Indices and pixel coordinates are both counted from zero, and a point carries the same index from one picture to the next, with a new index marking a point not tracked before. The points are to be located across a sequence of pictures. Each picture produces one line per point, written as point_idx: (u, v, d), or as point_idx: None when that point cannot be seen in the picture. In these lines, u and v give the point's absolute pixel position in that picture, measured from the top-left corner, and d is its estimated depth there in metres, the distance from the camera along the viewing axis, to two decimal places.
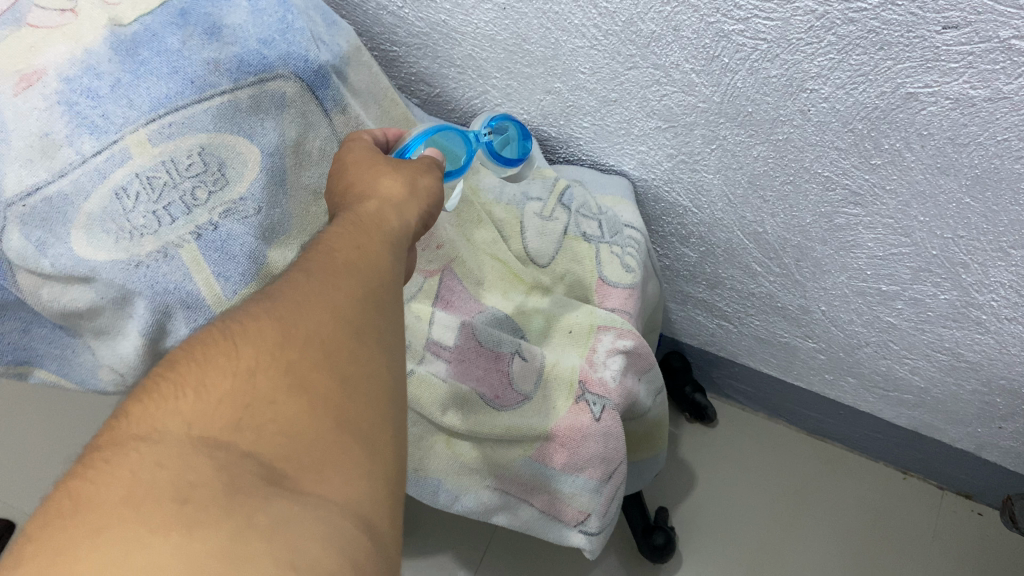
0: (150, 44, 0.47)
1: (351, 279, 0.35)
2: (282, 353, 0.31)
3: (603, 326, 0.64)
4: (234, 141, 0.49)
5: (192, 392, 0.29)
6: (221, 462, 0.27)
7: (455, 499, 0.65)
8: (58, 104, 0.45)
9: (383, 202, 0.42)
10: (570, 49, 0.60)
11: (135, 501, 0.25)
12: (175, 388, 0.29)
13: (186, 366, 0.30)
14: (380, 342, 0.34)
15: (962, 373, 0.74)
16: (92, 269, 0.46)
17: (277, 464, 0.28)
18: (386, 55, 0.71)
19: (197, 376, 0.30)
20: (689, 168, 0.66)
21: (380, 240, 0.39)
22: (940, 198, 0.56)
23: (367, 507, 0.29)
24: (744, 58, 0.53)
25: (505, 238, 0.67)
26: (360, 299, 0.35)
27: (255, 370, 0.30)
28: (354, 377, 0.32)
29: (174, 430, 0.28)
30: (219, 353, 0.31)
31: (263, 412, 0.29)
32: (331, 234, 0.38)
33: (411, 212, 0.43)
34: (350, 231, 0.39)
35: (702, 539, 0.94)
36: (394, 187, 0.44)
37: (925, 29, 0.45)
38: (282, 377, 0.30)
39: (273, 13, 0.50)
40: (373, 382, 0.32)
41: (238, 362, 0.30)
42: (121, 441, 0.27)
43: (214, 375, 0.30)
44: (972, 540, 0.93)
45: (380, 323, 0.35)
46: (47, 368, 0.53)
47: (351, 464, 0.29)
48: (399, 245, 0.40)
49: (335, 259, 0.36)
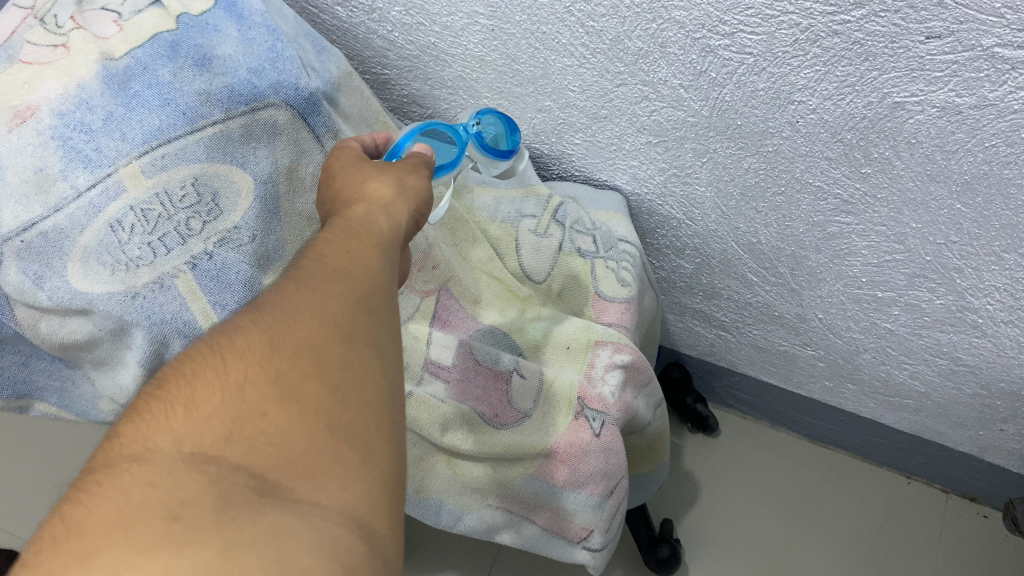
0: (141, 77, 0.48)
1: (341, 285, 0.35)
2: (271, 364, 0.31)
3: (600, 341, 0.64)
4: (228, 170, 0.49)
5: (182, 409, 0.29)
6: (213, 476, 0.27)
7: (458, 519, 0.64)
8: (52, 139, 0.45)
9: (371, 205, 0.42)
10: (558, 67, 0.61)
11: (126, 522, 0.25)
12: (165, 406, 0.29)
13: (176, 382, 0.30)
14: (372, 346, 0.34)
15: (961, 377, 0.75)
16: (89, 301, 0.46)
17: (269, 475, 0.28)
18: (378, 78, 0.72)
19: (187, 394, 0.30)
20: (682, 182, 0.67)
21: (371, 244, 0.39)
22: (932, 205, 0.57)
23: (362, 511, 0.29)
24: (730, 72, 0.54)
25: (501, 255, 0.68)
26: (351, 305, 0.35)
27: (244, 383, 0.30)
28: (346, 383, 0.32)
29: (165, 449, 0.28)
30: (208, 368, 0.30)
31: (253, 424, 0.29)
32: (322, 241, 0.38)
33: (400, 213, 0.43)
34: (339, 236, 0.39)
35: (710, 549, 0.93)
36: (382, 190, 0.44)
37: (909, 39, 0.46)
38: (272, 387, 0.30)
39: (263, 42, 0.51)
40: (367, 386, 0.32)
41: (227, 375, 0.30)
42: (112, 462, 0.27)
43: (204, 390, 0.30)
44: (982, 543, 0.92)
45: (373, 327, 0.35)
46: (48, 400, 0.53)
47: (345, 470, 0.29)
48: (390, 246, 0.41)
49: (325, 265, 0.36)
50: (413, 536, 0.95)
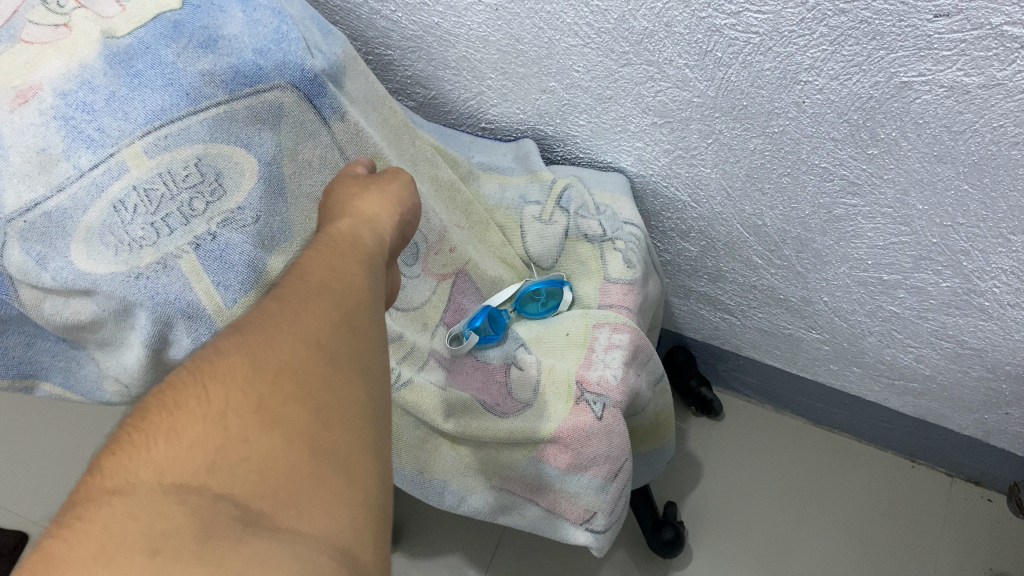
0: (144, 56, 0.47)
1: (325, 303, 0.34)
2: (254, 388, 0.29)
3: (598, 323, 0.65)
4: (231, 150, 0.49)
5: (164, 437, 0.27)
6: (196, 507, 0.26)
7: (462, 500, 0.65)
8: (54, 119, 0.44)
9: (356, 220, 0.43)
10: (563, 48, 0.60)
11: (105, 557, 0.24)
12: (147, 435, 0.28)
13: (155, 412, 0.28)
14: (358, 365, 0.33)
15: (967, 360, 0.74)
16: (93, 282, 0.46)
17: (252, 503, 0.27)
18: (381, 59, 0.71)
19: (169, 421, 0.28)
20: (687, 163, 0.66)
21: (355, 260, 0.39)
22: (938, 186, 0.56)
23: (346, 538, 0.28)
24: (736, 52, 0.53)
25: (508, 241, 0.70)
26: (336, 324, 0.33)
27: (226, 409, 0.28)
28: (331, 404, 0.30)
29: (147, 480, 0.26)
30: (191, 395, 0.29)
31: (236, 450, 0.28)
32: (307, 259, 0.37)
33: (383, 228, 0.44)
34: (324, 254, 0.38)
35: (712, 531, 0.94)
36: (367, 206, 0.44)
37: (917, 18, 0.45)
38: (254, 414, 0.29)
39: (268, 23, 0.50)
40: (352, 406, 0.31)
41: (209, 401, 0.29)
42: (94, 495, 0.26)
43: (186, 417, 0.28)
44: (988, 528, 0.92)
45: (358, 347, 0.33)
46: (52, 381, 0.53)
47: (330, 495, 0.28)
48: (374, 263, 0.40)
49: (309, 282, 0.35)
50: (418, 517, 0.96)
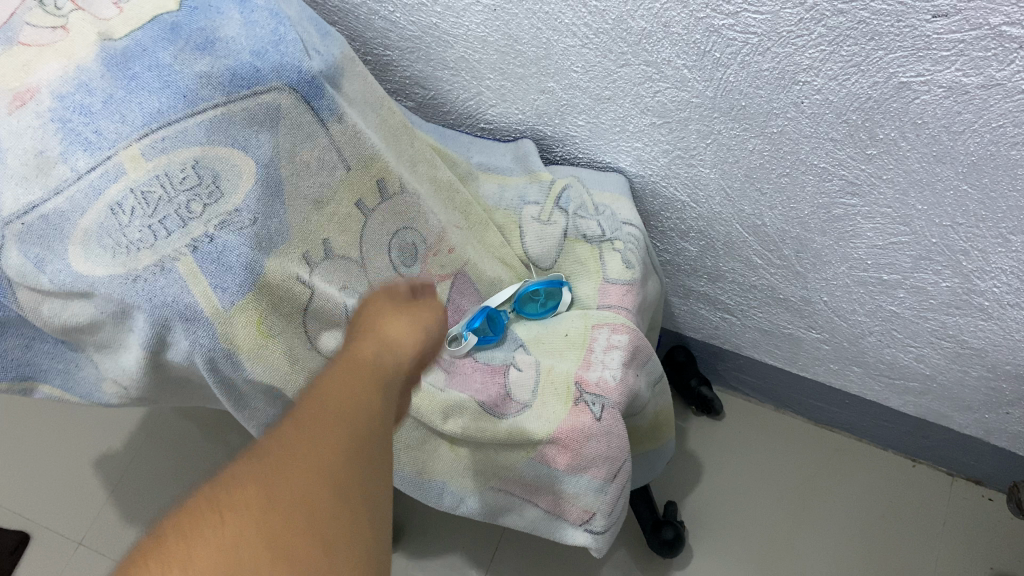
0: (141, 59, 0.47)
1: (338, 433, 0.35)
2: (262, 522, 0.31)
3: (596, 324, 0.65)
4: (228, 152, 0.48)
5: (179, 567, 0.30)
6: None
7: (460, 501, 0.65)
8: (52, 121, 0.45)
9: (382, 343, 0.42)
10: (561, 48, 0.60)
11: None
12: (165, 563, 0.30)
13: (174, 539, 0.31)
14: (365, 501, 0.33)
15: (967, 360, 0.74)
16: (91, 285, 0.45)
17: None
18: (380, 60, 0.71)
19: (186, 552, 0.30)
20: (686, 163, 0.66)
21: (374, 381, 0.39)
22: (938, 186, 0.56)
23: None
24: (735, 52, 0.53)
25: (508, 242, 0.70)
26: (347, 457, 0.34)
27: (237, 543, 0.30)
28: (333, 543, 0.31)
29: None
30: (207, 525, 0.31)
31: None
32: (329, 382, 0.38)
33: (412, 346, 0.43)
34: (344, 376, 0.39)
35: (712, 531, 0.94)
36: (400, 332, 0.43)
37: (915, 18, 0.45)
38: (263, 546, 0.30)
39: (265, 25, 0.50)
40: (355, 547, 0.32)
41: (222, 535, 0.31)
42: None
43: (200, 550, 0.30)
44: (988, 527, 0.92)
45: (365, 481, 0.34)
46: (52, 383, 0.53)
47: None
48: (395, 384, 0.40)
49: (326, 408, 0.36)
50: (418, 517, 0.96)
